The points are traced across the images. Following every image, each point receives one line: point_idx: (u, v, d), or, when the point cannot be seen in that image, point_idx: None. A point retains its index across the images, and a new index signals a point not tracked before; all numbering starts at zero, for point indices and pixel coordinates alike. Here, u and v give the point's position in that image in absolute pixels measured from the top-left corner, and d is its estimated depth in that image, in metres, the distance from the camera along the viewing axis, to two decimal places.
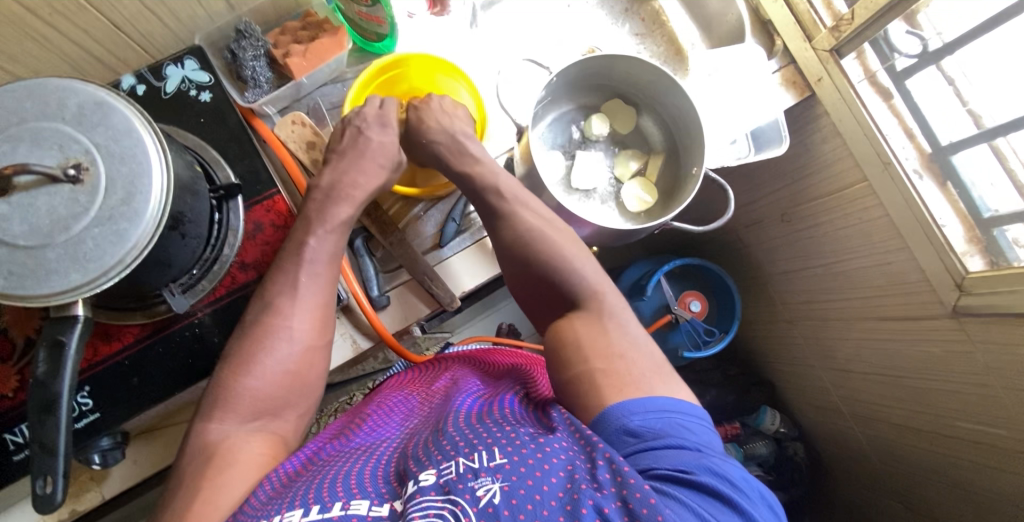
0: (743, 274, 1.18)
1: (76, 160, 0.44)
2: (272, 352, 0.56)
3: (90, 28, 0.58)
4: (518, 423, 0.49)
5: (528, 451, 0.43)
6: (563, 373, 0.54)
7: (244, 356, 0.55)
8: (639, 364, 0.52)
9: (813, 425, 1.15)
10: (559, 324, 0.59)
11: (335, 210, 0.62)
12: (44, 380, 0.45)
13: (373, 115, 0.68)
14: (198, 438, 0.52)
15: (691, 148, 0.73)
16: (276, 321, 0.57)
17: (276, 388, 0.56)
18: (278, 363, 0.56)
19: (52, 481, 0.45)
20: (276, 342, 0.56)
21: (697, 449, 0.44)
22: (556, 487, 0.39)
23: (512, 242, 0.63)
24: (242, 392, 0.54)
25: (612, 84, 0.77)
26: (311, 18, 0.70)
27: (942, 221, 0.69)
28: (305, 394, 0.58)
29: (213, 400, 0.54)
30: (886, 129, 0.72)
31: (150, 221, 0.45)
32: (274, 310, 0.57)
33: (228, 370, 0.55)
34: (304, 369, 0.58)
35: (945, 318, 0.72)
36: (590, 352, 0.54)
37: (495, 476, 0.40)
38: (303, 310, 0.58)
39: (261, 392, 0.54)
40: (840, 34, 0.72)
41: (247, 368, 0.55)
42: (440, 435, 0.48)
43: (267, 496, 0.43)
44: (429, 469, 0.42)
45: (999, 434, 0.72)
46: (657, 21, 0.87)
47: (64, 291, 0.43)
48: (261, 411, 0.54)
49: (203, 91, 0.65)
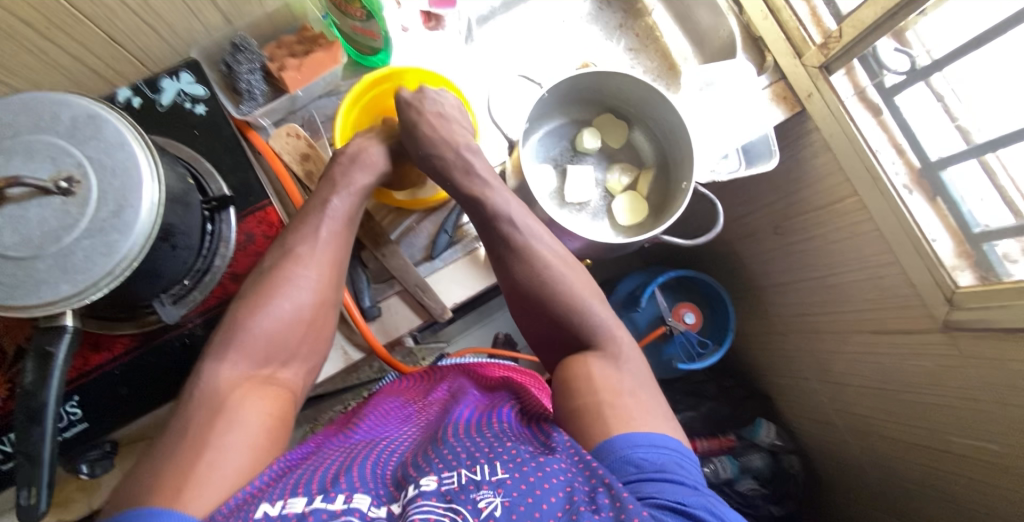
0: (738, 287, 1.18)
1: (68, 173, 0.45)
2: (287, 295, 0.57)
3: (88, 40, 0.59)
4: (518, 440, 0.49)
5: (528, 469, 0.43)
6: (569, 402, 0.54)
7: (259, 295, 0.57)
8: (649, 405, 0.52)
9: (809, 439, 1.14)
10: (571, 359, 0.59)
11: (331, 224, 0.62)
12: (33, 389, 0.45)
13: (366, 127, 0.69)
14: (206, 373, 0.52)
15: (682, 162, 0.74)
16: (291, 267, 0.59)
17: (288, 331, 0.57)
18: (293, 308, 0.58)
19: (35, 493, 0.45)
20: (291, 287, 0.58)
21: (695, 487, 0.44)
22: (555, 506, 0.40)
23: (529, 275, 0.63)
24: (254, 332, 0.55)
25: (603, 98, 0.78)
26: (307, 33, 0.71)
27: (932, 237, 0.70)
28: (312, 347, 0.59)
29: (222, 337, 0.54)
30: (875, 144, 0.73)
31: (139, 233, 0.46)
32: (294, 257, 0.59)
33: (242, 307, 0.56)
34: (316, 316, 0.59)
35: (937, 332, 0.72)
36: (601, 385, 0.53)
37: (497, 490, 0.40)
38: (319, 264, 0.60)
39: (272, 331, 0.56)
40: (829, 51, 0.74)
41: (262, 309, 0.56)
42: (439, 444, 0.47)
43: (262, 484, 0.42)
44: (430, 475, 0.42)
45: (993, 449, 0.71)
46: (651, 36, 0.89)
47: (53, 302, 0.44)
48: (272, 356, 0.56)
49: (198, 103, 0.66)
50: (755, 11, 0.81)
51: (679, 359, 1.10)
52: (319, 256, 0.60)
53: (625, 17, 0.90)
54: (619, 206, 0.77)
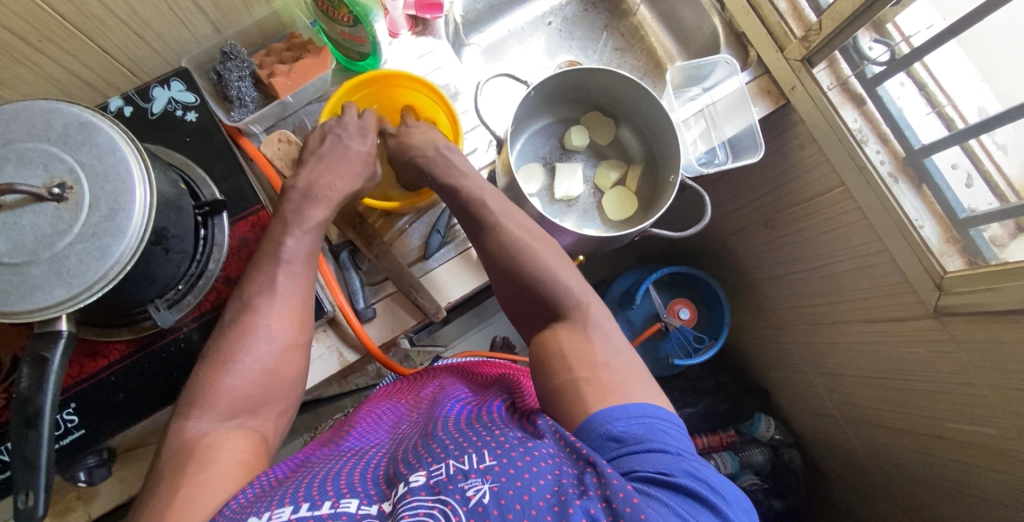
0: (731, 282, 1.18)
1: (60, 180, 0.45)
2: (250, 350, 0.54)
3: (79, 52, 0.60)
4: (507, 427, 0.50)
5: (516, 454, 0.43)
6: (547, 383, 0.55)
7: (222, 354, 0.54)
8: (626, 375, 0.53)
9: (809, 431, 1.14)
10: (544, 334, 0.60)
11: (312, 212, 0.62)
12: (28, 394, 0.46)
13: (353, 126, 0.68)
14: (175, 438, 0.49)
15: (668, 158, 0.75)
16: (255, 320, 0.56)
17: (257, 385, 0.54)
18: (257, 361, 0.54)
19: (33, 496, 0.45)
20: (253, 340, 0.55)
21: (677, 453, 0.44)
22: (544, 488, 0.40)
23: (497, 251, 0.64)
24: (222, 389, 0.52)
25: (591, 96, 0.79)
26: (296, 40, 0.72)
27: (918, 220, 0.71)
28: (286, 393, 0.56)
29: (192, 397, 0.52)
30: (860, 134, 0.74)
31: (132, 236, 0.46)
32: (253, 309, 0.56)
33: (207, 369, 0.53)
34: (283, 367, 0.56)
35: (927, 318, 0.73)
36: (576, 362, 0.54)
37: (485, 477, 0.40)
38: (281, 310, 0.57)
39: (240, 388, 0.53)
40: (810, 44, 0.74)
41: (227, 366, 0.53)
42: (430, 439, 0.48)
43: (250, 497, 0.42)
44: (419, 471, 0.42)
45: (988, 433, 0.72)
46: (637, 35, 0.92)
47: (48, 307, 0.44)
48: (245, 406, 0.53)
49: (189, 111, 0.66)
50: (736, 8, 0.81)
51: (676, 355, 1.10)
52: (307, 255, 0.61)
53: (611, 17, 0.93)
54: (611, 202, 0.79)
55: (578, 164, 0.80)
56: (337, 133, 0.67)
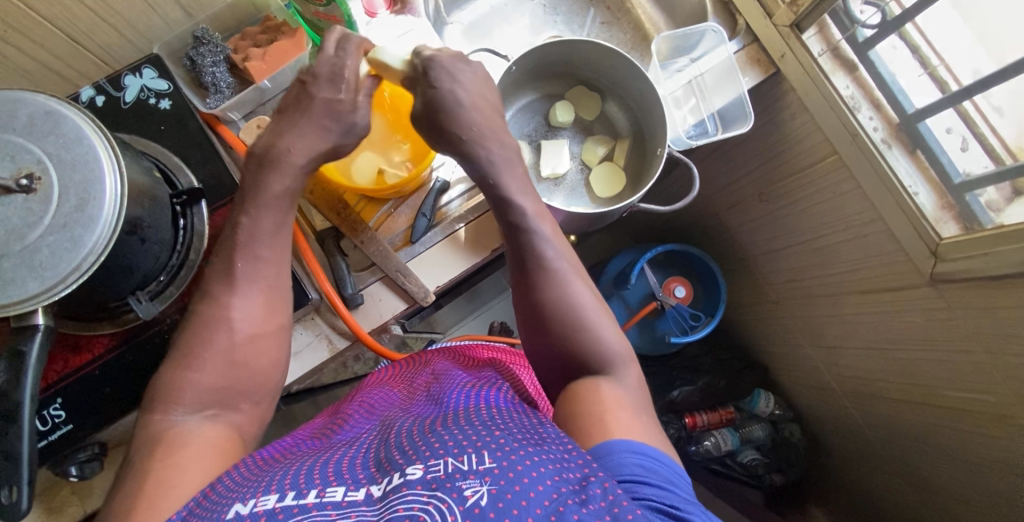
0: (727, 258, 1.17)
1: (28, 170, 0.44)
2: (211, 344, 0.53)
3: (46, 41, 0.58)
4: (508, 424, 0.48)
5: (516, 457, 0.41)
6: (573, 407, 0.53)
7: (188, 350, 0.53)
8: (652, 425, 0.51)
9: (809, 405, 1.14)
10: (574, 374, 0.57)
11: (268, 183, 0.58)
12: (6, 389, 0.45)
13: (326, 70, 0.60)
14: (144, 431, 0.48)
15: (655, 130, 0.73)
16: (217, 312, 0.55)
17: (228, 377, 0.53)
18: (221, 353, 0.53)
19: (17, 491, 0.45)
20: (215, 335, 0.54)
21: (686, 497, 0.43)
22: (543, 495, 0.38)
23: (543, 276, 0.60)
24: (184, 383, 0.51)
25: (574, 70, 0.77)
26: (270, 22, 0.71)
27: (912, 187, 0.70)
28: (260, 384, 0.55)
29: (156, 395, 0.51)
30: (852, 100, 0.72)
31: (104, 226, 0.45)
32: (212, 299, 0.55)
33: (172, 367, 0.52)
34: (251, 358, 0.55)
35: (923, 286, 0.72)
36: (607, 400, 0.52)
37: (483, 478, 0.39)
38: (248, 297, 0.56)
39: (207, 381, 0.52)
40: (798, 8, 0.73)
41: (189, 361, 0.52)
42: (427, 432, 0.46)
43: (236, 479, 0.41)
44: (416, 464, 0.41)
45: (987, 400, 0.71)
46: (623, 8, 0.89)
47: (21, 300, 0.43)
48: (217, 399, 0.52)
49: (162, 99, 0.64)
50: None
51: (672, 333, 1.09)
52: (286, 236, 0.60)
53: None
54: (598, 179, 0.77)
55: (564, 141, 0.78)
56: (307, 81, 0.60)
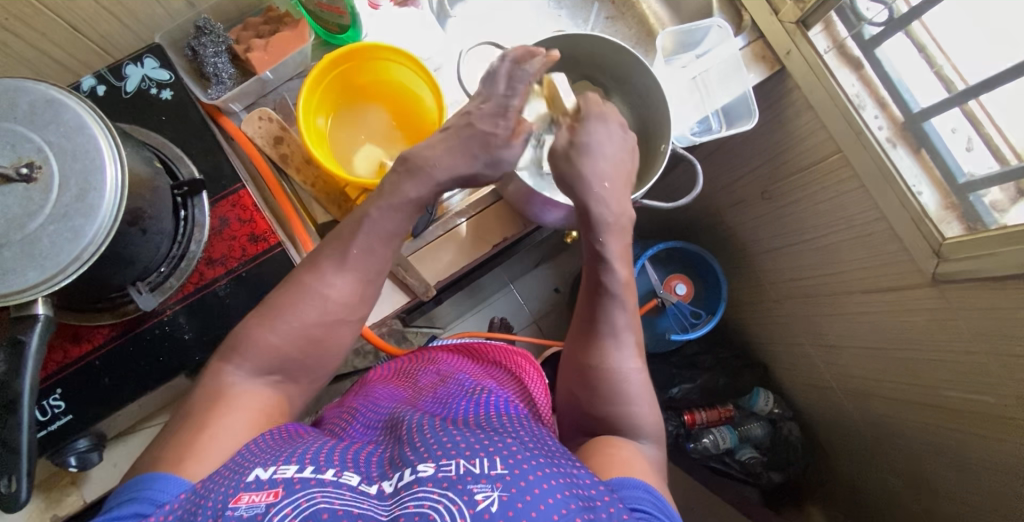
0: (729, 256, 1.17)
1: (29, 159, 0.44)
2: (299, 313, 0.53)
3: (47, 28, 0.58)
4: (519, 434, 0.47)
5: (526, 468, 0.40)
6: (605, 440, 0.53)
7: (270, 309, 0.53)
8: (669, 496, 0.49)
9: (807, 404, 1.14)
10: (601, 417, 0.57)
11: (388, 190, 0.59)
12: (5, 379, 0.45)
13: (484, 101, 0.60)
14: (210, 380, 0.50)
15: (657, 126, 0.73)
16: (311, 283, 0.54)
17: (299, 349, 0.53)
18: (301, 324, 0.53)
19: (15, 481, 0.45)
20: (307, 305, 0.53)
21: None
22: (553, 509, 0.37)
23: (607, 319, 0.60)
24: (260, 342, 0.52)
25: (578, 65, 0.77)
26: (272, 13, 0.70)
27: (916, 187, 0.70)
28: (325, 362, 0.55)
29: (234, 341, 0.52)
30: (857, 99, 0.72)
31: (105, 216, 0.45)
32: (314, 269, 0.55)
33: (258, 318, 0.53)
34: (328, 337, 0.54)
35: (926, 286, 0.72)
36: (635, 459, 0.50)
37: (495, 484, 0.38)
38: (342, 280, 0.55)
39: (282, 348, 0.52)
40: (804, 5, 0.73)
41: (271, 322, 0.53)
42: (439, 431, 0.46)
43: (263, 445, 0.42)
44: (428, 461, 0.41)
45: (987, 400, 0.71)
46: (628, 3, 0.89)
47: (21, 290, 0.43)
48: (285, 366, 0.52)
49: (164, 89, 0.64)
50: None
51: (672, 331, 1.09)
52: None
53: None
54: None
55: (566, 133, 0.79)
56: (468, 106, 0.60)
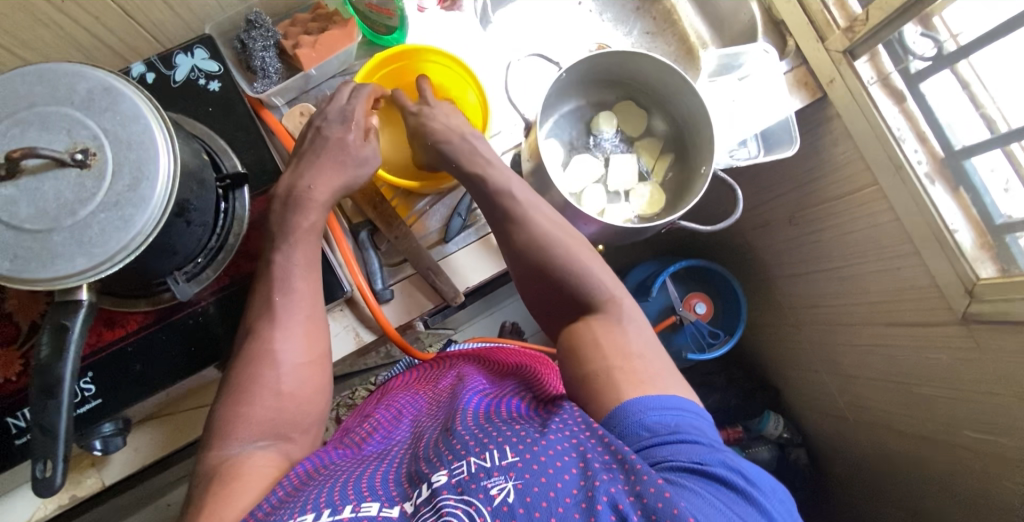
0: (748, 277, 1.17)
1: (84, 145, 0.44)
2: (261, 377, 0.54)
3: (101, 14, 0.58)
4: (527, 422, 0.49)
5: (537, 449, 0.43)
6: (579, 369, 0.54)
7: (237, 387, 0.53)
8: (658, 364, 0.53)
9: (818, 431, 1.14)
10: (575, 327, 0.58)
11: (297, 220, 0.60)
12: (48, 362, 0.45)
13: (334, 112, 0.65)
14: (206, 450, 0.50)
15: (700, 146, 0.73)
16: (261, 346, 0.55)
17: (277, 410, 0.53)
18: (271, 385, 0.54)
19: (52, 466, 0.45)
20: (265, 366, 0.54)
21: (710, 445, 0.44)
22: (569, 487, 0.40)
23: (527, 242, 0.61)
24: (241, 415, 0.52)
25: (624, 80, 0.77)
26: (322, 10, 0.70)
27: (953, 226, 0.69)
28: (309, 411, 0.56)
29: (212, 435, 0.51)
30: (898, 132, 0.71)
31: (156, 207, 0.45)
32: (257, 336, 0.56)
33: (227, 405, 0.53)
34: (300, 387, 0.55)
35: (953, 325, 0.71)
36: (611, 349, 0.54)
37: (509, 474, 0.40)
38: (287, 328, 0.56)
39: (257, 414, 0.52)
40: (854, 35, 0.72)
41: (242, 396, 0.53)
42: (449, 434, 0.47)
43: (274, 503, 0.41)
44: (441, 469, 0.42)
45: (1007, 443, 0.71)
46: (669, 19, 0.89)
47: (69, 277, 0.43)
48: (267, 434, 0.52)
49: (212, 80, 0.64)
50: None
51: (689, 350, 1.09)
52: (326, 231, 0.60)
53: None
54: (636, 196, 0.77)
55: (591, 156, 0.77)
56: (319, 125, 0.64)
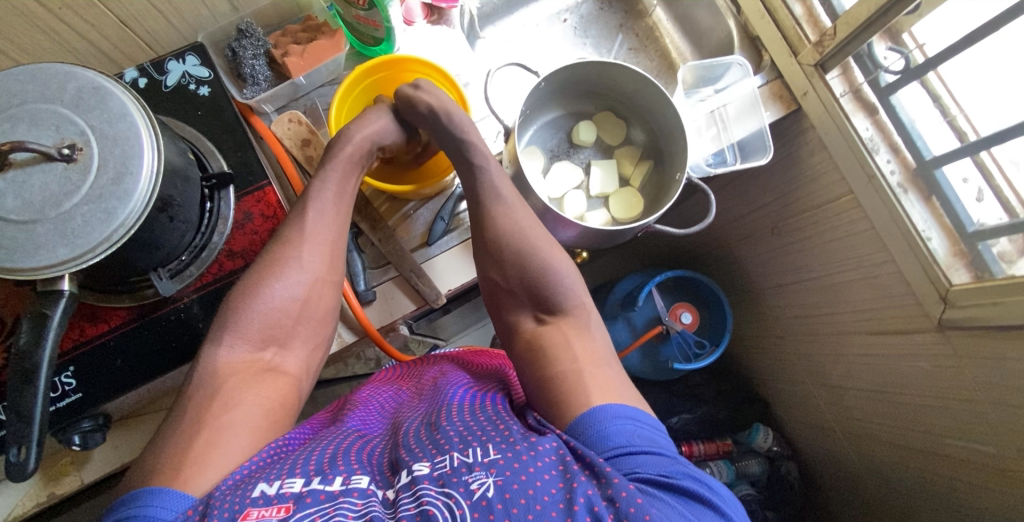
0: (735, 289, 1.18)
1: (71, 141, 0.46)
2: (281, 278, 0.57)
3: (97, 21, 0.61)
4: (511, 421, 0.50)
5: (520, 448, 0.43)
6: (546, 370, 0.55)
7: (257, 280, 0.57)
8: (622, 376, 0.55)
9: (807, 445, 1.13)
10: (543, 327, 0.60)
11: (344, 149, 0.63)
12: (26, 349, 0.46)
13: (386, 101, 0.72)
14: None
15: (676, 154, 0.75)
16: (285, 251, 0.59)
17: (284, 313, 0.57)
18: (286, 291, 0.57)
19: (25, 450, 0.46)
20: (286, 270, 0.58)
21: (672, 457, 0.45)
22: (549, 484, 0.40)
23: (511, 227, 0.64)
24: (251, 315, 0.55)
25: (603, 91, 0.79)
26: (311, 22, 0.73)
27: (926, 232, 0.70)
28: (316, 328, 0.59)
29: (220, 324, 0.54)
30: (871, 143, 0.73)
31: (138, 201, 0.46)
32: (285, 241, 0.59)
33: (240, 292, 0.56)
34: (313, 299, 0.59)
35: (931, 331, 0.72)
36: (579, 355, 0.56)
37: (490, 470, 0.40)
38: (313, 244, 0.60)
39: (270, 318, 0.56)
40: (824, 49, 0.75)
41: (256, 293, 0.56)
42: (435, 427, 0.48)
43: (256, 467, 0.43)
44: (423, 461, 0.43)
45: (988, 451, 0.71)
46: (651, 36, 0.93)
47: (51, 266, 0.44)
48: (269, 339, 0.56)
49: (202, 85, 0.67)
50: (752, 11, 0.82)
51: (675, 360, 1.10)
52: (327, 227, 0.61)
53: (626, 17, 0.94)
54: (614, 201, 0.79)
55: (570, 162, 0.80)
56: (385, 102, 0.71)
